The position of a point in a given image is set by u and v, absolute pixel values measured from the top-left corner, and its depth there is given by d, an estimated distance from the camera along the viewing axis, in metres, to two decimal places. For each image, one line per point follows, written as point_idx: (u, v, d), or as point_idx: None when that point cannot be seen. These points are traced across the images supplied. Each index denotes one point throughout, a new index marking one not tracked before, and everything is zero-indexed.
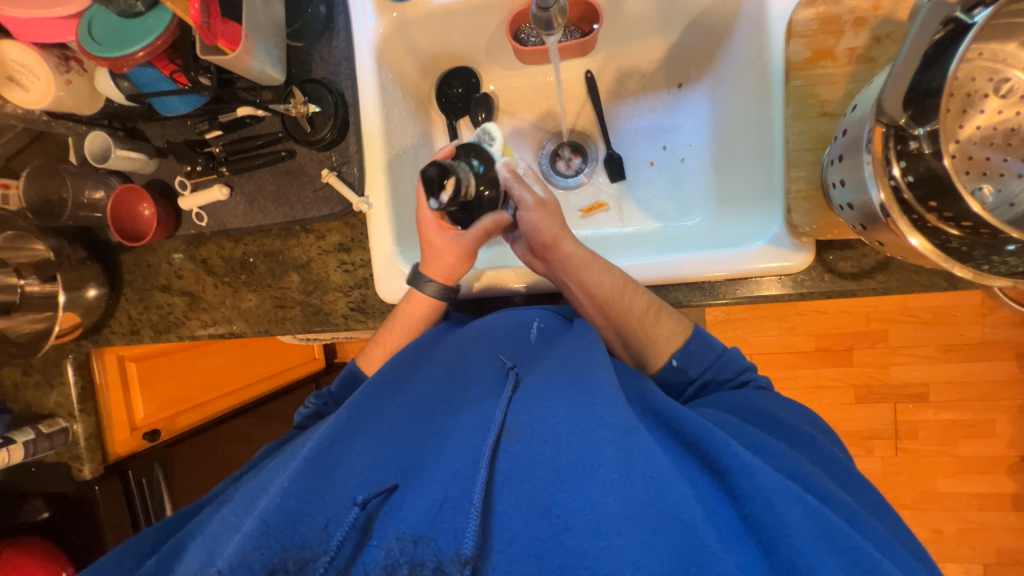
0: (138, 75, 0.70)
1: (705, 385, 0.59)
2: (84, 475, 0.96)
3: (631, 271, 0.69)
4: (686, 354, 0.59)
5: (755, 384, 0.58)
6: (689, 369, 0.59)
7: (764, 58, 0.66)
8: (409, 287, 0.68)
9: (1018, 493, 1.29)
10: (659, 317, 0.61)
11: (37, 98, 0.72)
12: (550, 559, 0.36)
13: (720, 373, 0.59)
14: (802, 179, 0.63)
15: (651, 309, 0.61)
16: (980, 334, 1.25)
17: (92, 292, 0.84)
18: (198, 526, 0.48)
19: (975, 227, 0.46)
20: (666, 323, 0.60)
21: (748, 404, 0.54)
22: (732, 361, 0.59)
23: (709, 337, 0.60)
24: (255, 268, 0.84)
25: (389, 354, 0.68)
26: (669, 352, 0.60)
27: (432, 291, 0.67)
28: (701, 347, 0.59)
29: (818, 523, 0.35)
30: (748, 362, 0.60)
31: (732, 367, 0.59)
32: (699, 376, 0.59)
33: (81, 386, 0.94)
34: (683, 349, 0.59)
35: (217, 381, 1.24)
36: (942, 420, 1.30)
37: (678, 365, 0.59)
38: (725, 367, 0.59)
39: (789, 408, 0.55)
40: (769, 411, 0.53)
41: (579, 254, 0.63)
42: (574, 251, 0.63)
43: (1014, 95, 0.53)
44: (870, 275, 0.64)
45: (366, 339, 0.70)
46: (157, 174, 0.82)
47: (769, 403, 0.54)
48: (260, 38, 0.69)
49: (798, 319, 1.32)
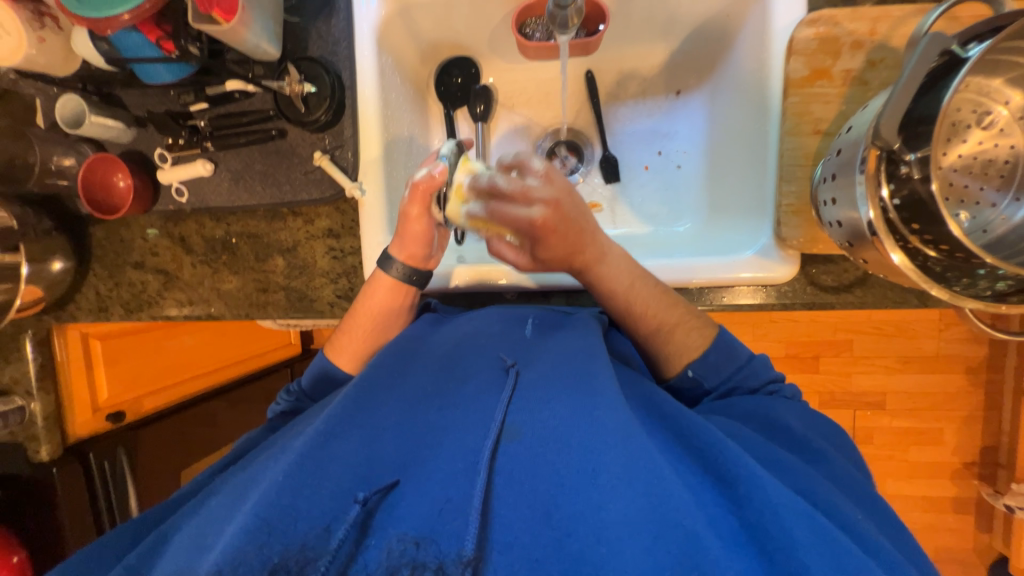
0: (121, 38, 0.65)
1: (726, 394, 0.59)
2: (41, 456, 0.92)
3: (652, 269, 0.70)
4: (702, 365, 0.59)
5: (781, 394, 0.59)
6: (706, 380, 0.59)
7: (764, 73, 0.67)
8: (375, 268, 0.67)
9: (960, 497, 1.38)
10: (671, 336, 0.61)
11: (5, 53, 0.67)
12: (551, 563, 0.37)
13: (743, 382, 0.59)
14: (793, 194, 0.65)
15: (662, 327, 0.61)
16: (936, 347, 1.33)
17: (57, 265, 0.79)
18: (182, 519, 0.47)
19: (951, 250, 0.49)
20: (681, 339, 0.60)
21: (761, 411, 0.55)
22: (758, 371, 0.60)
23: (733, 345, 0.60)
24: (237, 249, 0.81)
25: (357, 344, 0.67)
26: (686, 361, 0.60)
27: (398, 274, 0.66)
28: (721, 357, 0.59)
29: (827, 541, 0.37)
30: (774, 373, 0.61)
31: (756, 378, 0.59)
32: (717, 387, 0.59)
33: (40, 363, 0.89)
34: (701, 360, 0.59)
35: (188, 364, 1.19)
36: (896, 427, 1.38)
37: (692, 376, 0.59)
38: (748, 377, 0.59)
39: (806, 420, 0.56)
40: (783, 422, 0.54)
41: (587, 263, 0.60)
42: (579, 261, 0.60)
43: (994, 128, 0.56)
44: (848, 290, 0.67)
45: (332, 329, 0.69)
46: (135, 145, 0.77)
47: (785, 413, 0.55)
48: (257, 10, 0.66)
49: (772, 326, 1.37)
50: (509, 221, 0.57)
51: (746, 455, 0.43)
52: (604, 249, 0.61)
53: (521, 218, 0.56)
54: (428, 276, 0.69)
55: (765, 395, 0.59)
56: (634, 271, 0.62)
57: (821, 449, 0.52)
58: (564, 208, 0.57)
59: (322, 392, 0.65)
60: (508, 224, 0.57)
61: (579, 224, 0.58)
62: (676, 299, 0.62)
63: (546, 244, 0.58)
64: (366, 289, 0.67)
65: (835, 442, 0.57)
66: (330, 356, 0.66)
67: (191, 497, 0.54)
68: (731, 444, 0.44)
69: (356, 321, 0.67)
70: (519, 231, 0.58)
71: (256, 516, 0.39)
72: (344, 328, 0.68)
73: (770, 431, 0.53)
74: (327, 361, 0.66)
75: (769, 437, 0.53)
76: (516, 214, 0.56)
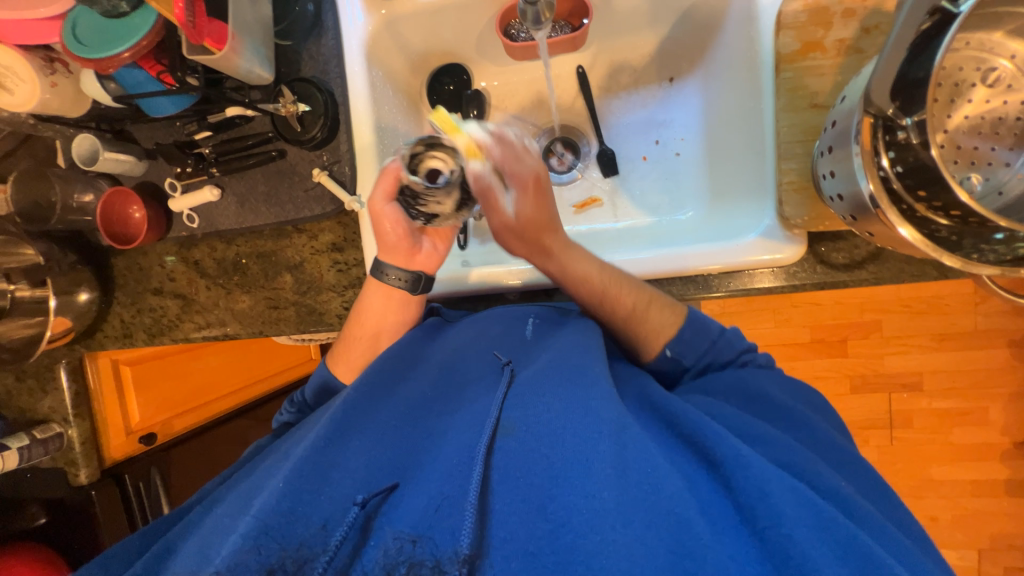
0: (124, 76, 0.70)
1: (703, 369, 0.58)
2: (79, 480, 0.94)
3: (660, 261, 0.68)
4: (678, 344, 0.58)
5: (755, 364, 0.58)
6: (684, 358, 0.58)
7: (754, 51, 0.66)
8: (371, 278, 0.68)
9: (1012, 479, 1.30)
10: (645, 315, 0.59)
11: (22, 101, 0.71)
12: (546, 557, 0.36)
13: (717, 357, 0.58)
14: (793, 172, 0.63)
15: (637, 307, 0.59)
16: (972, 322, 1.26)
17: (83, 296, 0.83)
18: (187, 529, 0.48)
19: (964, 216, 0.46)
20: (656, 317, 0.59)
21: (741, 382, 0.54)
22: (730, 343, 0.58)
23: (704, 321, 0.59)
24: (247, 269, 0.83)
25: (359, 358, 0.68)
26: (663, 342, 0.59)
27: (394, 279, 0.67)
28: (696, 333, 0.58)
29: (813, 514, 0.36)
30: (747, 342, 0.59)
31: (730, 349, 0.58)
32: (695, 364, 0.59)
33: (75, 390, 0.92)
34: (676, 338, 0.58)
35: (212, 385, 1.25)
36: (935, 408, 1.31)
37: (671, 356, 0.58)
38: (723, 349, 0.58)
39: (787, 389, 0.55)
40: (764, 391, 0.53)
41: (552, 270, 0.62)
42: (546, 266, 0.62)
43: (1001, 84, 0.54)
44: (861, 266, 0.65)
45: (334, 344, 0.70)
46: (147, 177, 0.81)
47: (763, 381, 0.55)
48: (248, 37, 0.69)
49: (793, 311, 1.32)
50: (511, 164, 0.60)
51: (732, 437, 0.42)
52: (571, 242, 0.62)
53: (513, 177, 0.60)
54: (431, 281, 0.70)
55: (737, 366, 0.57)
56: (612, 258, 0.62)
57: (804, 417, 0.51)
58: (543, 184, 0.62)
59: (322, 404, 0.67)
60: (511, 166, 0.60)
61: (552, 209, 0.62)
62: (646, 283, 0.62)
63: (530, 198, 0.61)
64: (367, 306, 0.68)
65: (829, 418, 0.55)
66: (331, 365, 0.68)
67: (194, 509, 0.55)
68: (719, 428, 0.43)
69: (352, 329, 0.69)
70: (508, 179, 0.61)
71: (255, 519, 0.39)
72: (344, 336, 0.70)
73: (750, 402, 0.52)
74: (327, 371, 0.68)
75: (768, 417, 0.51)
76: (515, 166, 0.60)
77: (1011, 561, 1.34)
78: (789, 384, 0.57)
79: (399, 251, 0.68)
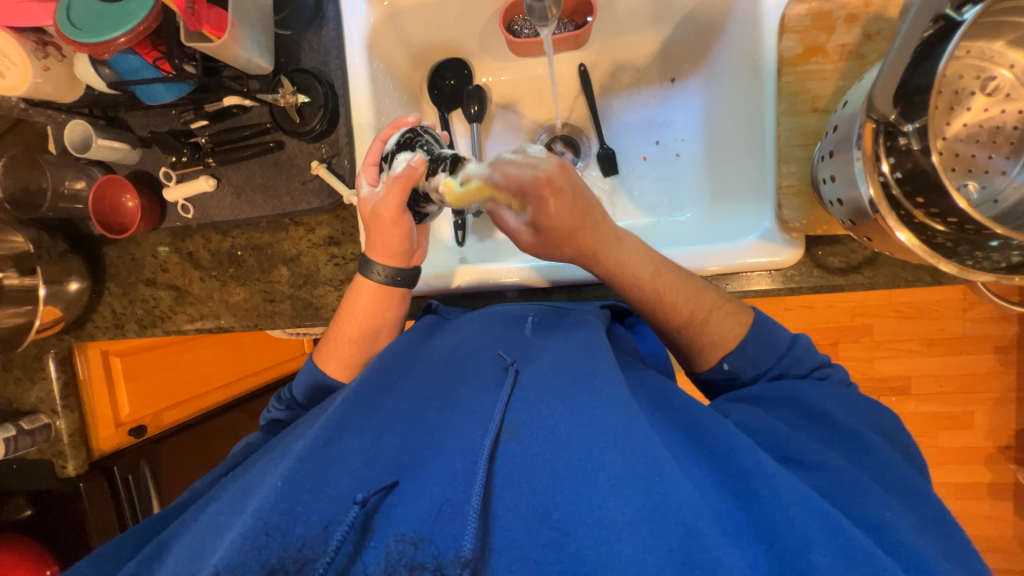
0: (120, 62, 0.69)
1: (777, 378, 0.57)
2: (68, 472, 0.92)
3: None
4: (739, 357, 0.58)
5: (830, 380, 0.56)
6: (744, 372, 0.58)
7: (757, 54, 0.66)
8: (358, 274, 0.68)
9: (995, 482, 1.33)
10: (706, 325, 0.59)
11: (13, 85, 0.70)
12: (551, 563, 0.36)
13: (788, 369, 0.57)
14: (793, 175, 0.64)
15: (695, 316, 0.59)
16: (961, 328, 1.28)
17: (74, 286, 0.82)
18: (181, 527, 0.47)
19: (961, 223, 0.47)
20: (717, 325, 0.59)
21: (801, 396, 0.53)
22: (802, 356, 0.57)
23: (773, 332, 0.58)
24: (243, 262, 0.82)
25: (353, 354, 0.68)
26: (720, 355, 0.59)
27: (382, 275, 0.67)
28: (760, 346, 0.57)
29: (837, 538, 0.36)
30: (820, 358, 0.58)
31: (801, 364, 0.57)
32: (762, 372, 0.57)
33: (63, 381, 0.90)
34: (737, 352, 0.58)
35: (204, 377, 1.24)
36: (923, 412, 1.33)
37: (729, 369, 0.58)
38: (796, 363, 0.57)
39: (850, 404, 0.53)
40: (824, 409, 0.51)
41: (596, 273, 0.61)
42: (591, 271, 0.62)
43: (999, 93, 0.54)
44: (857, 271, 0.65)
45: (320, 337, 0.70)
46: (141, 165, 0.80)
47: (822, 397, 0.53)
48: (247, 25, 0.67)
49: (787, 313, 1.33)
50: (516, 177, 0.55)
51: (760, 454, 0.42)
52: (620, 234, 0.60)
53: (527, 175, 0.54)
54: (415, 272, 0.71)
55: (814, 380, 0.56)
56: (632, 263, 0.60)
57: (861, 435, 0.49)
58: (568, 173, 0.56)
59: (315, 402, 0.67)
60: (517, 175, 0.55)
61: (586, 201, 0.57)
62: (704, 287, 0.61)
63: (552, 204, 0.55)
64: (366, 300, 0.68)
65: (892, 437, 0.52)
66: (318, 363, 0.68)
67: (190, 503, 0.55)
68: (749, 445, 0.43)
69: (341, 328, 0.68)
70: (523, 192, 0.56)
71: (254, 520, 0.39)
72: (333, 336, 0.68)
73: (801, 417, 0.51)
74: (317, 371, 0.67)
75: (813, 429, 0.50)
76: (522, 172, 0.55)
77: (992, 562, 1.37)
78: (857, 401, 0.53)
79: (395, 252, 0.67)
